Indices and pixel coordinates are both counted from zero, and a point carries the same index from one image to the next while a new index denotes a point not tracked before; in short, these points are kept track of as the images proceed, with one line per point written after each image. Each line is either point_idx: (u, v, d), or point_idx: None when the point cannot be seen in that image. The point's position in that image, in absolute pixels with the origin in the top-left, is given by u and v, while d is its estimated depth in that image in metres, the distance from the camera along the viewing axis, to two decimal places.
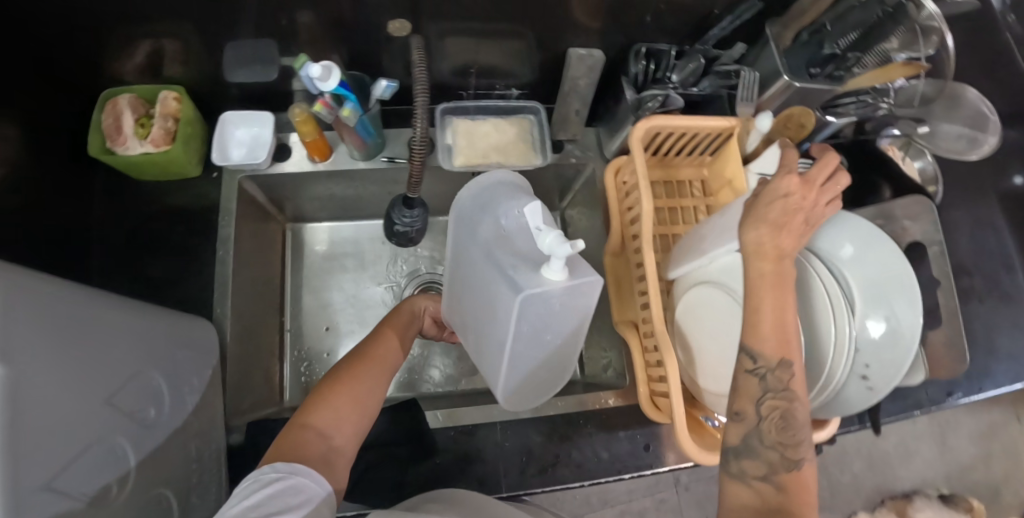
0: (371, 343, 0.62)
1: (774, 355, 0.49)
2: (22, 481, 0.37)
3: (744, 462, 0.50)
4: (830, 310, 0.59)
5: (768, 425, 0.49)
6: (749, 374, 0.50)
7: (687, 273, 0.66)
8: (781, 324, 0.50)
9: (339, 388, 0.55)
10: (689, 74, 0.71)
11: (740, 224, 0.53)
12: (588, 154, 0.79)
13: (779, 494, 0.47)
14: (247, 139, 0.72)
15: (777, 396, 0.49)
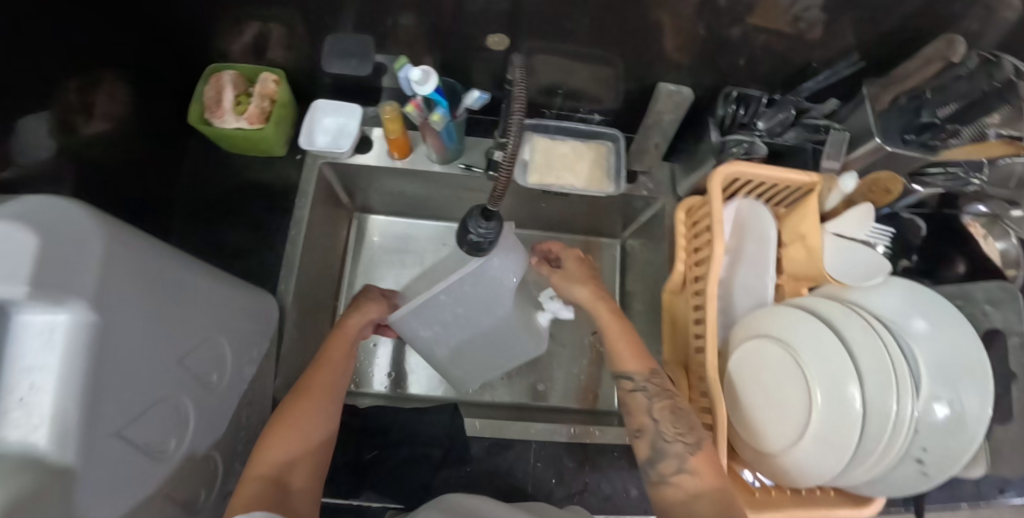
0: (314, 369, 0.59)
1: (641, 370, 0.60)
2: (95, 424, 0.39)
3: (659, 467, 0.55)
4: (892, 381, 0.55)
5: (665, 424, 0.56)
6: (634, 393, 0.59)
7: (745, 324, 0.67)
8: (635, 346, 0.62)
9: (285, 423, 0.54)
10: (778, 123, 0.70)
11: (568, 290, 0.68)
12: (660, 188, 0.79)
13: (694, 479, 0.53)
14: (334, 128, 0.75)
15: (661, 399, 0.58)
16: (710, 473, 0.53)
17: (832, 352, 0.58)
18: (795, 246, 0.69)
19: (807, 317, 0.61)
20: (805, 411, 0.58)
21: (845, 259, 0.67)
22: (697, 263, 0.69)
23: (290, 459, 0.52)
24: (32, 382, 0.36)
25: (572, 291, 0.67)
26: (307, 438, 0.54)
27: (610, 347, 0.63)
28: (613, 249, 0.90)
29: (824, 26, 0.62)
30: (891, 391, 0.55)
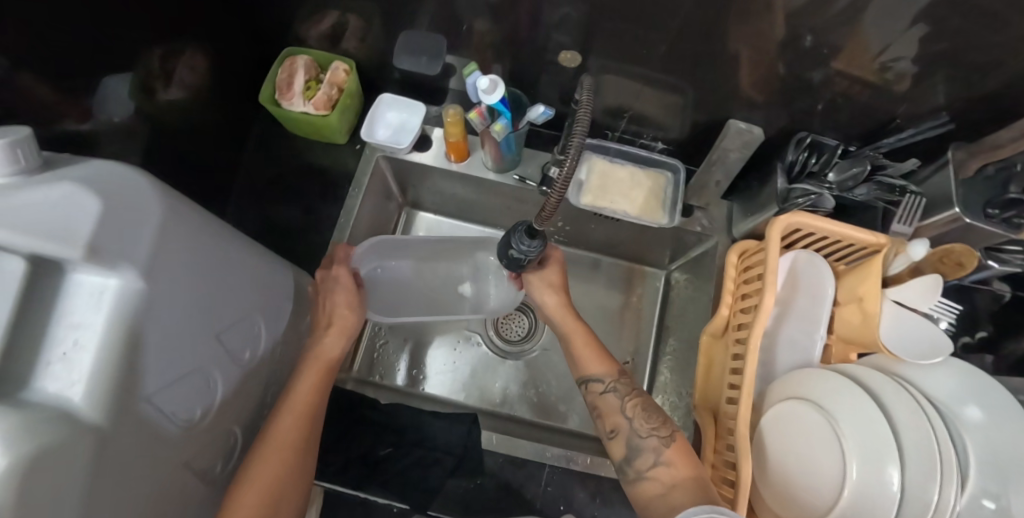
0: (291, 402, 0.56)
1: (608, 371, 0.63)
2: (130, 389, 0.39)
3: (636, 463, 0.57)
4: (934, 470, 0.51)
5: (638, 422, 0.59)
6: (605, 395, 0.62)
7: (782, 384, 0.64)
8: (597, 347, 0.65)
9: (270, 468, 0.52)
10: (851, 177, 0.66)
11: (535, 291, 0.70)
12: (715, 226, 0.77)
13: (671, 469, 0.55)
14: (396, 123, 0.75)
15: (632, 400, 0.61)
16: (685, 462, 0.56)
17: (873, 427, 0.55)
18: (851, 307, 0.65)
19: (849, 385, 0.58)
20: (836, 489, 0.55)
21: (904, 333, 0.61)
22: (742, 309, 0.67)
23: (272, 507, 0.52)
24: (76, 339, 0.36)
25: (540, 295, 0.70)
26: (278, 507, 0.52)
27: (575, 355, 0.66)
28: (656, 280, 0.88)
29: (913, 81, 0.58)
30: (930, 480, 0.51)
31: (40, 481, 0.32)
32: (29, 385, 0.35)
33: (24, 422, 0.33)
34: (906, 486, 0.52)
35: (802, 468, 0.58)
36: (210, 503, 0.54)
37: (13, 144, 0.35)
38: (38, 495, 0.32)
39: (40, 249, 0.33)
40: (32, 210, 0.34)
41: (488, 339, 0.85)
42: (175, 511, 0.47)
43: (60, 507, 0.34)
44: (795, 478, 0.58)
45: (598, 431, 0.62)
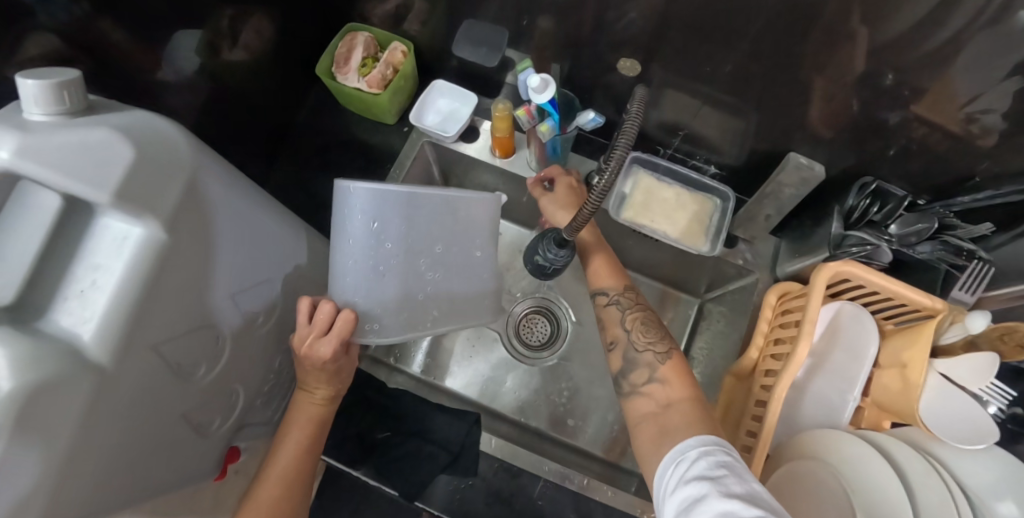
0: (269, 474, 0.54)
1: (618, 285, 0.62)
2: (138, 335, 0.40)
3: (631, 377, 0.55)
4: None
5: (636, 334, 0.58)
6: (608, 306, 0.61)
7: (798, 441, 0.61)
8: (612, 264, 0.64)
9: None
10: (913, 233, 0.61)
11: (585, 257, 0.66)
12: (759, 262, 0.72)
13: (665, 389, 0.53)
14: (446, 110, 0.74)
15: (634, 313, 0.60)
16: (677, 380, 0.53)
17: (893, 505, 0.50)
18: (893, 372, 0.60)
19: (874, 452, 0.53)
20: None
21: (946, 410, 0.56)
22: (772, 355, 0.63)
23: None
24: (95, 280, 0.38)
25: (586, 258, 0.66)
26: None
27: (587, 270, 0.66)
28: (688, 308, 0.84)
29: (1000, 138, 0.53)
30: None
31: (41, 411, 0.34)
32: (50, 316, 0.38)
33: (36, 350, 0.35)
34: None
35: None
36: (206, 455, 0.56)
37: (59, 86, 0.36)
38: (37, 422, 0.34)
39: (69, 189, 0.35)
40: (66, 150, 0.35)
41: (507, 341, 0.84)
42: (165, 457, 0.49)
43: (55, 436, 0.36)
44: None
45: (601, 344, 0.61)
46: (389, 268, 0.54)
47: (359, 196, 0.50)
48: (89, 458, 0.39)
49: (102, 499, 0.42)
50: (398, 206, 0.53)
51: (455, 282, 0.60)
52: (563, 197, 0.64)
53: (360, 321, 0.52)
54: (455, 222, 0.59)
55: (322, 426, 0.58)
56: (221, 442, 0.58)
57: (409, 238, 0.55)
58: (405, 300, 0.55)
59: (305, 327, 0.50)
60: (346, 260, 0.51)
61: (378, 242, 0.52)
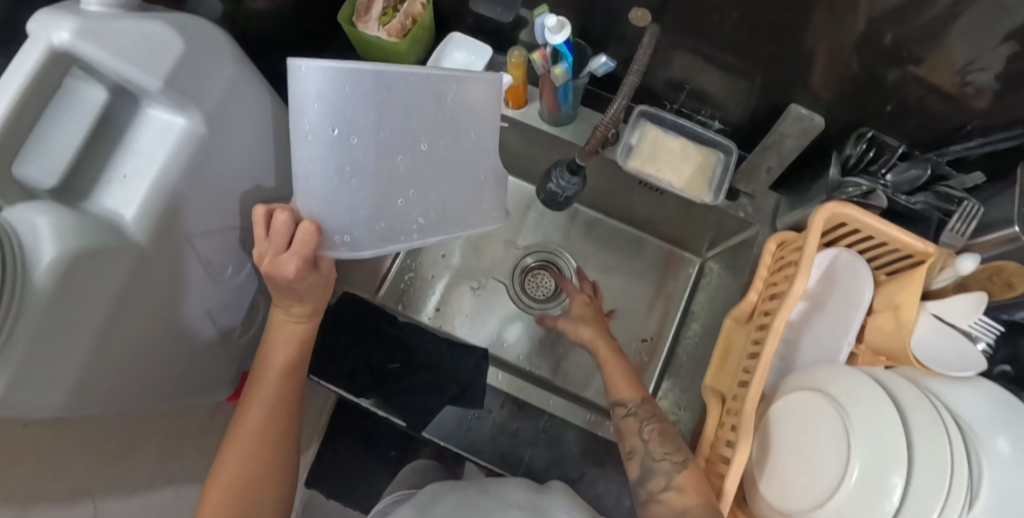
0: (256, 394, 0.58)
1: (636, 395, 0.64)
2: (177, 221, 0.43)
3: (649, 485, 0.56)
4: (942, 490, 0.49)
5: (654, 444, 0.59)
6: (628, 417, 0.62)
7: (794, 378, 0.63)
8: (626, 373, 0.66)
9: (237, 454, 0.56)
10: (907, 180, 0.62)
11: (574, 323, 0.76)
12: (760, 215, 0.74)
13: (678, 495, 0.54)
14: (461, 63, 0.76)
15: (651, 423, 0.61)
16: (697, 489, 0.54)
17: (886, 429, 0.52)
18: (885, 315, 0.63)
19: (869, 384, 0.56)
20: (833, 486, 0.53)
21: (937, 346, 0.59)
22: (769, 298, 0.66)
23: (251, 484, 0.55)
24: (138, 166, 0.40)
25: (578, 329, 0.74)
26: (260, 491, 0.56)
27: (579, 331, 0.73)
28: (690, 267, 0.87)
29: (993, 94, 0.55)
30: (935, 504, 0.48)
31: (84, 276, 0.37)
32: (92, 197, 0.40)
33: (79, 223, 0.37)
34: (909, 500, 0.49)
35: (809, 461, 0.56)
36: (223, 360, 0.59)
37: None
38: (78, 286, 0.37)
39: (123, 74, 0.37)
40: (127, 39, 0.37)
41: (514, 294, 0.86)
42: (186, 354, 0.52)
43: (92, 305, 0.39)
44: (795, 470, 0.57)
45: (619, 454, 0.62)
46: (358, 171, 0.49)
47: (313, 77, 0.45)
48: (115, 336, 0.42)
49: (126, 382, 0.46)
50: (362, 91, 0.47)
51: (452, 179, 0.57)
52: (579, 309, 0.77)
53: (329, 233, 0.50)
54: (444, 111, 0.54)
55: (304, 342, 0.61)
56: (239, 350, 0.61)
57: (381, 132, 0.49)
58: (383, 208, 0.52)
59: (264, 241, 0.49)
60: (307, 162, 0.48)
61: (346, 138, 0.48)
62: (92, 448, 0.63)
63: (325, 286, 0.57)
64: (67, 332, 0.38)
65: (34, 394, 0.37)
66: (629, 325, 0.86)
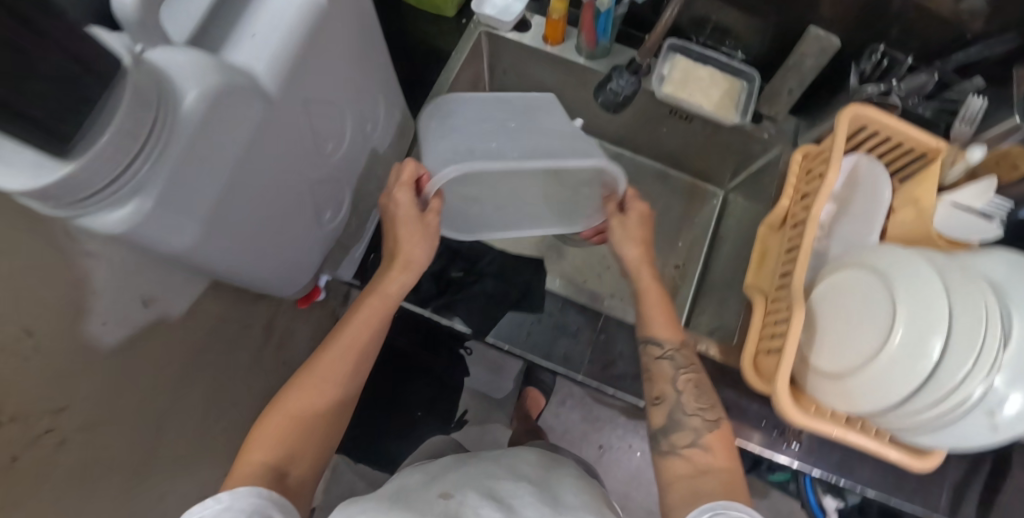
0: (341, 338, 0.63)
1: (672, 338, 0.63)
2: (294, 87, 0.46)
3: (672, 437, 0.58)
4: (980, 336, 0.54)
5: (687, 397, 0.60)
6: (660, 360, 0.62)
7: (830, 268, 0.69)
8: (667, 314, 0.64)
9: (303, 392, 0.59)
10: (917, 88, 0.68)
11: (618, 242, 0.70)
12: (781, 136, 0.80)
13: (705, 454, 0.56)
14: (501, 5, 0.79)
15: (687, 371, 0.62)
16: (721, 449, 0.57)
17: (927, 288, 0.57)
18: (906, 209, 0.69)
19: (905, 255, 0.61)
20: (880, 346, 0.59)
21: (954, 228, 0.65)
22: (800, 204, 0.72)
23: (302, 418, 0.58)
24: (266, 25, 0.43)
25: (622, 246, 0.69)
26: (309, 428, 0.59)
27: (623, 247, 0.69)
28: (714, 199, 0.96)
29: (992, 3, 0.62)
30: (973, 349, 0.54)
31: (224, 115, 0.40)
32: (225, 50, 0.42)
33: (220, 66, 0.40)
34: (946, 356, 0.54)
35: (859, 329, 0.62)
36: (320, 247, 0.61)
37: None
38: (219, 125, 0.40)
39: None
40: None
41: None
42: (289, 235, 0.54)
43: (228, 150, 0.41)
44: (847, 340, 0.62)
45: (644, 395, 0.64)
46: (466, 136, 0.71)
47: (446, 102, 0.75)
48: (242, 192, 0.45)
49: (242, 246, 0.48)
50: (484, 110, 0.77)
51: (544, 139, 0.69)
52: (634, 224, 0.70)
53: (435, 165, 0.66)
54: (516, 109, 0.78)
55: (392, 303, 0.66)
56: (330, 240, 0.64)
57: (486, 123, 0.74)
58: (481, 149, 0.69)
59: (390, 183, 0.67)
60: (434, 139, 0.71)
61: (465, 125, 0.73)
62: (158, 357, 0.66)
63: (428, 238, 0.65)
64: (204, 172, 0.40)
65: (171, 228, 0.39)
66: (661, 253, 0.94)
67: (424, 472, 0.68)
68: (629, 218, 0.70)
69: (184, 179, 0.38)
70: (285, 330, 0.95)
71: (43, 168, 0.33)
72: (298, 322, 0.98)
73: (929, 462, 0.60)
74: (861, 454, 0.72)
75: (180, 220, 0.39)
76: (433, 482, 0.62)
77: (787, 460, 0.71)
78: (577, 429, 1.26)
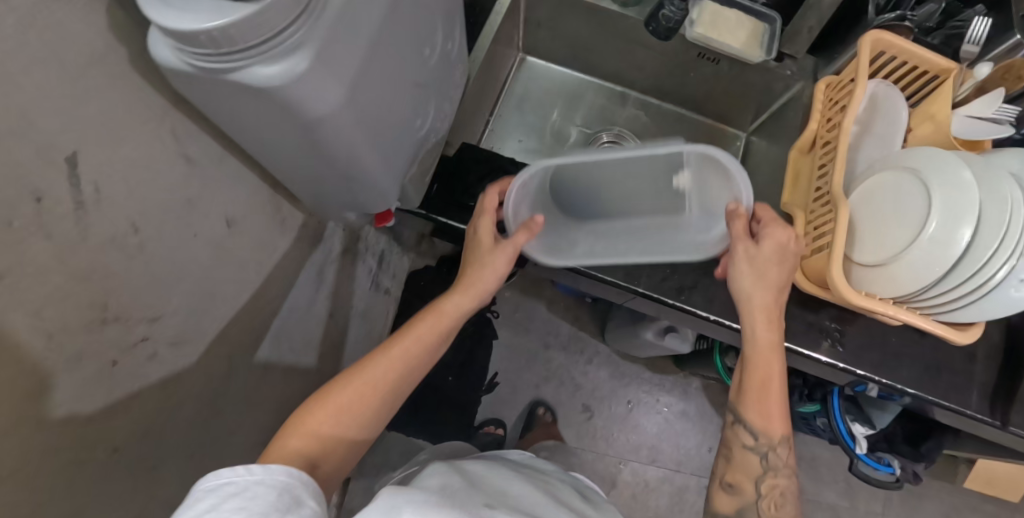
0: (395, 348, 0.61)
1: (776, 436, 0.65)
2: None
3: None
4: (1007, 210, 0.60)
5: (764, 502, 0.64)
6: (751, 451, 0.66)
7: (865, 177, 0.74)
8: (779, 408, 0.65)
9: (349, 392, 0.57)
10: (928, 15, 0.76)
11: (745, 278, 0.66)
12: (803, 73, 0.87)
13: None
14: None
15: (775, 476, 0.65)
16: None
17: (960, 178, 0.63)
18: (924, 124, 0.76)
19: (935, 153, 0.67)
20: (918, 233, 0.65)
21: (972, 132, 0.72)
22: (828, 126, 0.78)
23: (341, 413, 0.56)
24: None
25: (744, 284, 0.66)
26: (347, 425, 0.56)
27: (750, 280, 0.65)
28: (736, 140, 1.04)
29: None
30: (1005, 223, 0.59)
31: None
32: None
33: None
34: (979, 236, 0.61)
35: (897, 223, 0.67)
36: (409, 154, 0.64)
37: None
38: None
39: None
40: None
41: None
42: (389, 135, 0.57)
43: (365, 26, 0.44)
44: (885, 236, 0.68)
45: (717, 474, 0.69)
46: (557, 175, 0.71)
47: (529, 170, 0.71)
48: (367, 76, 0.47)
49: (358, 135, 0.50)
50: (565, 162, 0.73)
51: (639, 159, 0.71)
52: (768, 255, 0.65)
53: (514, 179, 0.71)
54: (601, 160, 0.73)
55: (450, 331, 0.66)
56: (413, 153, 0.67)
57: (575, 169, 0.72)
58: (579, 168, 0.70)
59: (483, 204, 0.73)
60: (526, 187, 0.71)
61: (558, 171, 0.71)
62: (232, 286, 0.67)
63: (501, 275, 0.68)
64: (344, 42, 0.42)
65: (315, 91, 0.42)
66: None
67: (460, 470, 0.65)
68: (762, 247, 0.65)
69: (329, 46, 0.41)
70: (334, 281, 0.97)
71: (224, 8, 0.35)
72: (345, 275, 1.01)
73: (962, 335, 0.67)
74: (899, 355, 0.77)
75: (322, 86, 0.42)
76: (478, 489, 0.59)
77: (827, 359, 0.76)
78: (605, 386, 1.31)
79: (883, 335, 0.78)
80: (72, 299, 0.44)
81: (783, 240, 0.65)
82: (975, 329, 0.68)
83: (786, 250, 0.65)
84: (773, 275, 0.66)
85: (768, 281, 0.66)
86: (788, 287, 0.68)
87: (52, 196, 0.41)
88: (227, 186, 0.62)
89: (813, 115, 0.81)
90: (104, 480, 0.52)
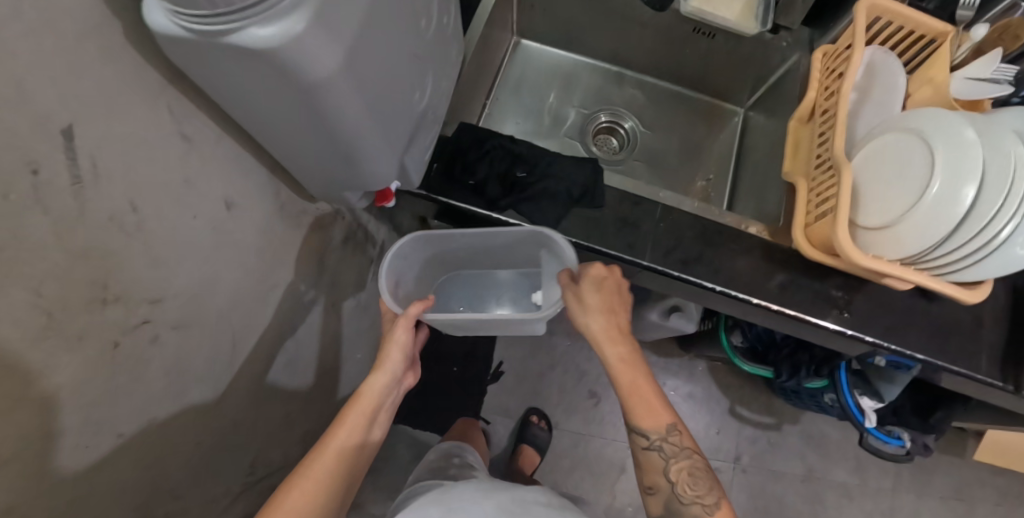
0: (330, 444, 0.58)
1: (659, 426, 0.63)
2: None
3: None
4: (1010, 167, 0.59)
5: (680, 487, 0.62)
6: (649, 452, 0.64)
7: (865, 145, 0.74)
8: (653, 403, 0.64)
9: (295, 498, 0.53)
10: None
11: (585, 319, 0.68)
12: (797, 45, 0.87)
13: None
14: None
15: (680, 460, 0.63)
16: None
17: (961, 138, 0.63)
18: (923, 88, 0.76)
19: (937, 114, 0.66)
20: (921, 194, 0.64)
21: (971, 93, 0.71)
22: (827, 93, 0.78)
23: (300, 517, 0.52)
24: None
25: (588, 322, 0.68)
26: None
27: (588, 316, 0.68)
28: (734, 117, 1.04)
29: None
30: (1008, 180, 0.59)
31: None
32: None
33: None
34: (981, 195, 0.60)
35: (900, 186, 0.67)
36: (406, 131, 0.64)
37: None
38: None
39: None
40: None
41: (586, 144, 1.02)
42: (388, 109, 0.56)
43: None
44: (888, 199, 0.68)
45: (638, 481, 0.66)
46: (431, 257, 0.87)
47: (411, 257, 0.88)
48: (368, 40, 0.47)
49: (359, 104, 0.50)
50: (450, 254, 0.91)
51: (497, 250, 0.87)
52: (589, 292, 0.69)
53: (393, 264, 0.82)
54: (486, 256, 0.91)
55: (379, 406, 0.63)
56: (411, 131, 0.66)
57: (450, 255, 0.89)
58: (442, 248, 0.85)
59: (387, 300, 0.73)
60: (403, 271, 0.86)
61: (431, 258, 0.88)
62: (234, 271, 0.67)
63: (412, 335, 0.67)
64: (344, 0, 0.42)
65: (317, 52, 0.41)
66: (693, 167, 1.02)
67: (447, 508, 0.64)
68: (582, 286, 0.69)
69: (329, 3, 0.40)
70: (335, 271, 0.97)
71: None
72: (346, 264, 1.00)
73: (975, 295, 0.66)
74: (907, 322, 0.77)
75: (324, 46, 0.41)
76: None
77: (836, 327, 0.75)
78: None
79: (890, 302, 0.77)
80: (73, 276, 0.44)
81: (599, 276, 0.69)
82: (984, 289, 0.67)
83: (599, 279, 0.69)
84: (595, 304, 0.68)
85: (609, 311, 0.68)
86: (622, 309, 0.69)
87: (50, 169, 0.40)
88: (226, 167, 0.62)
89: (812, 82, 0.81)
90: (109, 464, 0.51)
